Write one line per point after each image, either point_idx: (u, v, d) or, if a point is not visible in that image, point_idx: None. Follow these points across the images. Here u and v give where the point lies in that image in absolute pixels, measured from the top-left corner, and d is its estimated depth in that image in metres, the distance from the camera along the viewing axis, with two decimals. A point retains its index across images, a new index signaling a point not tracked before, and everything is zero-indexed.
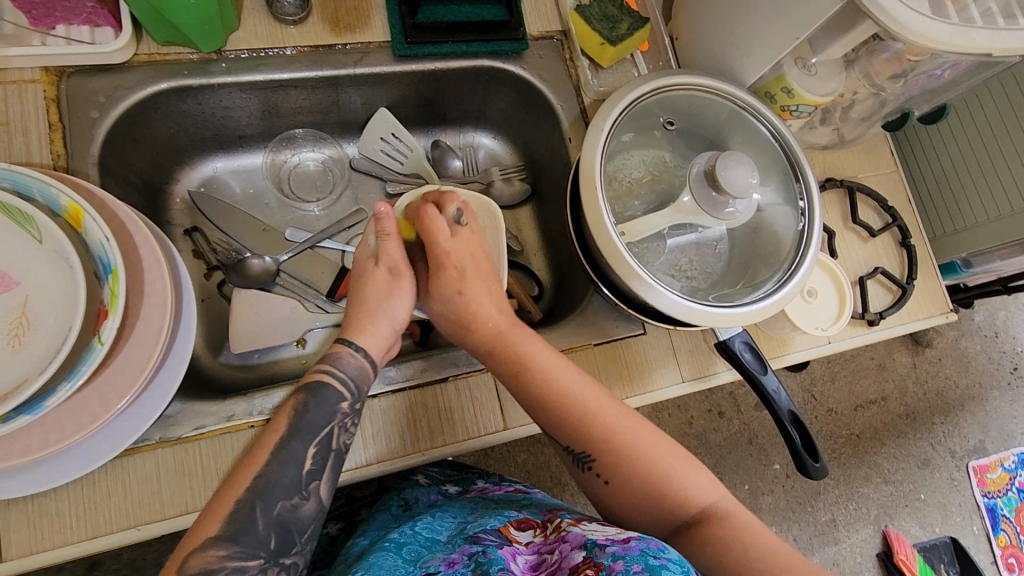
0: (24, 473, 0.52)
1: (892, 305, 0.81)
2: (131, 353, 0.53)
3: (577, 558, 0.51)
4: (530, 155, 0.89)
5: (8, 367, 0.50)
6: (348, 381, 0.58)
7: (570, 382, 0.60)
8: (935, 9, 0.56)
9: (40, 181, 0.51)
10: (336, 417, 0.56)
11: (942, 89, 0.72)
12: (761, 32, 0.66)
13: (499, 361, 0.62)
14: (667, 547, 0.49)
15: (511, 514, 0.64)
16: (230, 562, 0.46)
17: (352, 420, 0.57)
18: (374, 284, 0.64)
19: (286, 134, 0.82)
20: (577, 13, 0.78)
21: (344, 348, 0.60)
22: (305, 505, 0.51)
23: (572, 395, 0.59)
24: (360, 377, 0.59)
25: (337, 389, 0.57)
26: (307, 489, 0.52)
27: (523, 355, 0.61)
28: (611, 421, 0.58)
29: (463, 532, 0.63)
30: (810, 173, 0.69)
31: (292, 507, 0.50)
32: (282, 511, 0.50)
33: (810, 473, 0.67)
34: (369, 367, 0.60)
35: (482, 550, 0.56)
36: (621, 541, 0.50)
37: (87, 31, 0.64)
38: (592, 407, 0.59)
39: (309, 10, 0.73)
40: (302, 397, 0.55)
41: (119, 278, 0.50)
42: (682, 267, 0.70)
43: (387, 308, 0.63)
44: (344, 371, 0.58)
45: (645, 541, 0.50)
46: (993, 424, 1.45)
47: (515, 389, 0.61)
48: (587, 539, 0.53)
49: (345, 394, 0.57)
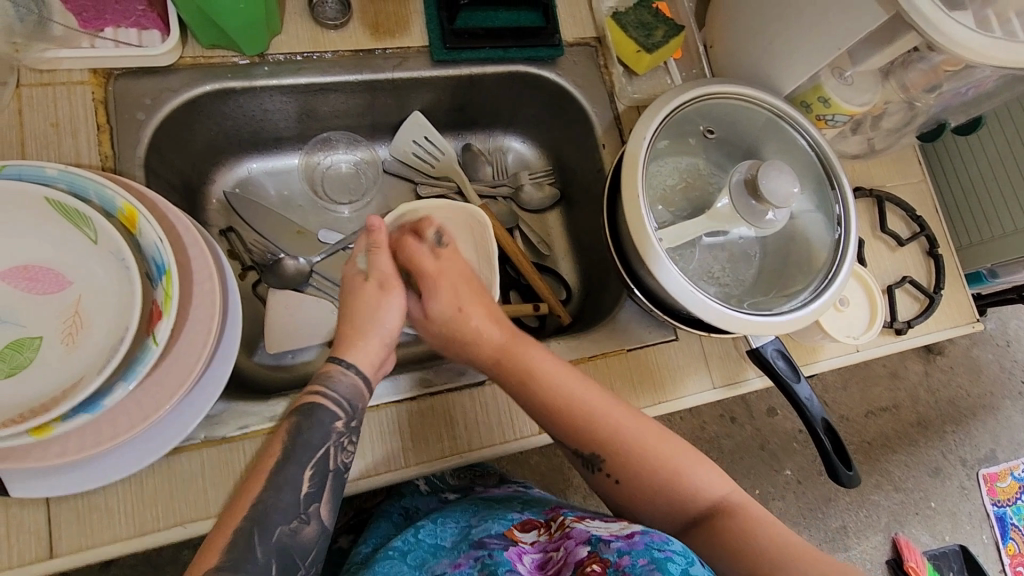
0: (78, 469, 0.53)
1: (920, 314, 0.82)
2: (180, 351, 0.54)
3: (581, 553, 0.52)
4: (560, 160, 0.90)
5: (63, 366, 0.51)
6: (340, 400, 0.55)
7: (575, 387, 0.59)
8: (978, 23, 0.56)
9: (97, 183, 0.51)
10: (332, 436, 0.54)
11: (978, 101, 0.72)
12: (803, 42, 0.66)
13: (501, 369, 0.61)
14: (671, 538, 0.50)
15: (514, 516, 0.64)
16: None
17: (349, 439, 0.55)
18: (366, 304, 0.60)
19: (321, 136, 0.83)
20: (613, 21, 0.79)
21: (337, 365, 0.57)
22: (306, 528, 0.51)
23: (577, 399, 0.59)
24: (355, 395, 0.56)
25: (332, 410, 0.55)
26: (306, 513, 0.51)
27: (526, 362, 0.60)
28: (620, 420, 0.58)
29: (467, 537, 0.63)
30: (846, 181, 0.70)
31: (291, 531, 0.50)
32: (281, 537, 0.49)
33: (843, 481, 0.67)
34: (364, 386, 0.57)
35: (488, 554, 0.57)
36: (625, 536, 0.50)
37: (135, 34, 0.65)
38: (599, 412, 0.58)
39: (349, 15, 0.74)
40: (296, 418, 0.53)
41: (172, 280, 0.51)
42: (714, 274, 0.71)
43: (378, 322, 0.59)
44: (337, 390, 0.55)
45: (649, 534, 0.50)
46: (1004, 433, 1.45)
47: (520, 396, 0.60)
48: (592, 534, 0.53)
49: (340, 414, 0.55)
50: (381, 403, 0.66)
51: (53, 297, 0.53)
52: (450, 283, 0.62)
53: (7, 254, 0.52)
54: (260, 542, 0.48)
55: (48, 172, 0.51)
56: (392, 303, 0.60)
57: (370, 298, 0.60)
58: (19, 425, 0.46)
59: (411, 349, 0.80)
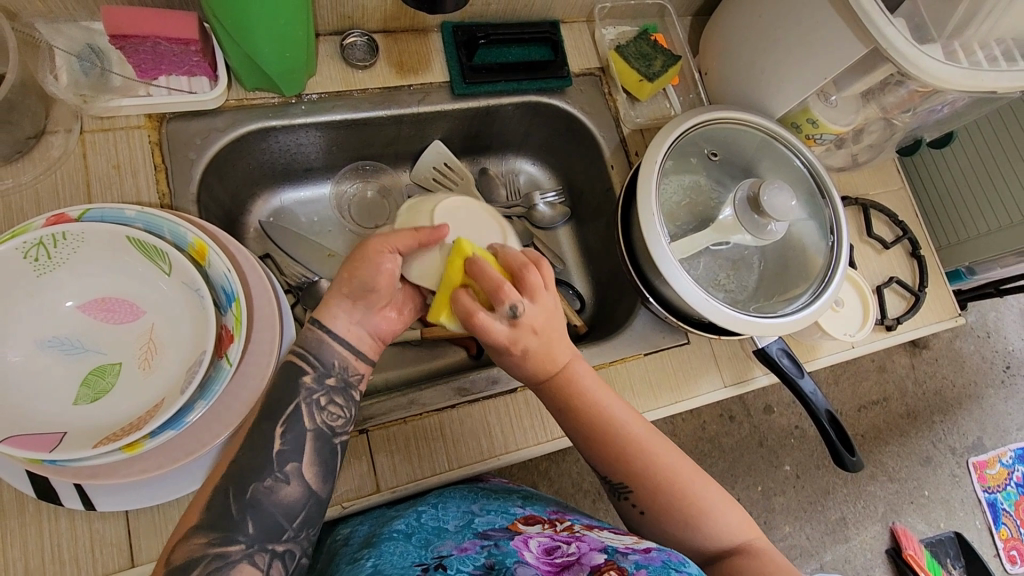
0: (160, 481, 0.58)
1: (907, 311, 0.88)
2: (247, 370, 0.59)
3: (598, 559, 0.53)
4: (569, 180, 0.96)
5: (146, 388, 0.56)
6: (314, 357, 0.58)
7: (617, 423, 0.63)
8: (947, 56, 0.64)
9: (171, 221, 0.57)
10: (303, 393, 0.56)
11: (948, 118, 0.80)
12: (792, 73, 0.74)
13: (546, 398, 0.64)
14: (687, 559, 0.52)
15: (517, 511, 0.67)
16: (211, 547, 0.49)
17: (324, 397, 0.57)
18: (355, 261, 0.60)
19: (353, 165, 0.89)
20: (616, 52, 0.85)
21: (313, 326, 0.59)
22: (284, 488, 0.53)
23: (618, 436, 0.62)
24: (330, 356, 0.58)
25: (304, 367, 0.57)
26: (283, 471, 0.54)
27: (575, 391, 0.63)
28: (657, 461, 0.62)
29: (471, 525, 0.64)
30: (836, 194, 0.77)
31: (268, 489, 0.52)
32: (257, 493, 0.52)
33: (848, 465, 0.74)
34: (341, 347, 0.59)
35: (494, 543, 0.59)
36: (642, 551, 0.53)
37: (185, 81, 0.70)
38: (634, 446, 0.62)
39: (376, 56, 0.80)
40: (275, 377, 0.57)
41: (242, 306, 0.56)
42: (721, 282, 0.77)
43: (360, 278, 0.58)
44: (308, 347, 0.58)
45: (665, 554, 0.53)
46: (990, 421, 1.53)
47: (565, 420, 0.64)
48: (608, 546, 0.55)
49: (309, 368, 0.57)
50: (424, 411, 0.71)
51: (128, 326, 0.59)
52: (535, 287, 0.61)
53: (84, 288, 0.57)
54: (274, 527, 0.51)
55: (128, 213, 0.56)
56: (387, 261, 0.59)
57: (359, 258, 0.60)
58: (113, 442, 0.50)
59: (439, 361, 0.85)
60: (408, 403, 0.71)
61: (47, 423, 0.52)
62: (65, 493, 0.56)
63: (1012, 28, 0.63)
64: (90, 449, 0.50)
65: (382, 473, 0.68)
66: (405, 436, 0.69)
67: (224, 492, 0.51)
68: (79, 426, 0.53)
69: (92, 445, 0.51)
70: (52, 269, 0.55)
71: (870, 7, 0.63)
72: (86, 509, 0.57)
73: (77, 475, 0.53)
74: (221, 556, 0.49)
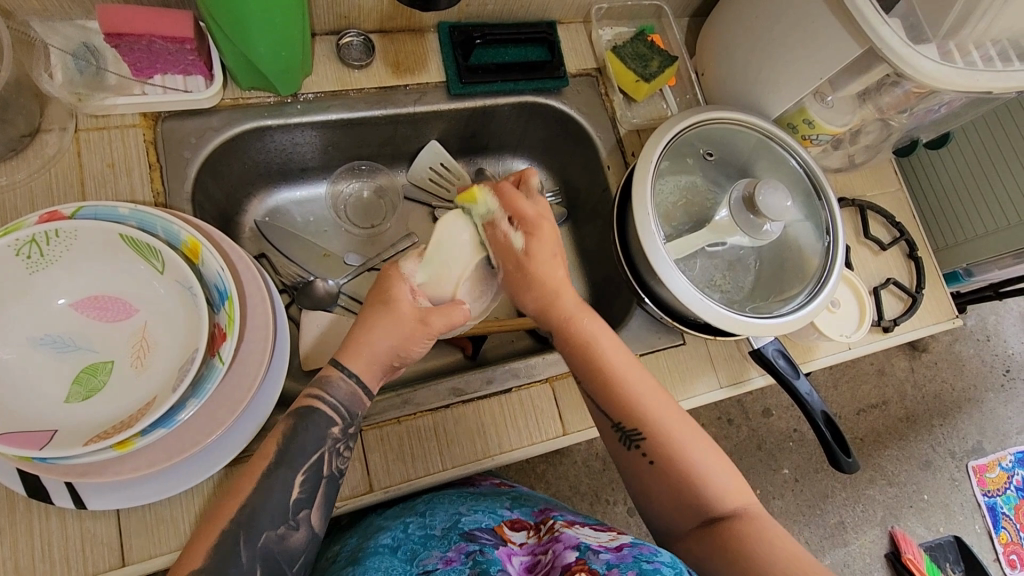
0: (150, 481, 0.58)
1: (904, 312, 0.88)
2: (240, 369, 0.59)
3: (569, 558, 0.53)
4: (566, 182, 0.96)
5: (138, 387, 0.56)
6: (339, 406, 0.58)
7: (632, 364, 0.64)
8: (943, 56, 0.64)
9: (163, 219, 0.56)
10: (327, 443, 0.57)
11: (945, 119, 0.80)
12: (788, 72, 0.74)
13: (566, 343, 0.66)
14: (660, 550, 0.51)
15: (504, 513, 0.67)
16: None
17: (344, 445, 0.58)
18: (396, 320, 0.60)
19: (351, 165, 0.89)
20: (613, 54, 0.86)
21: (337, 370, 0.59)
22: (294, 534, 0.53)
23: (632, 381, 0.63)
24: (352, 402, 0.59)
25: (330, 416, 0.57)
26: (295, 519, 0.54)
27: (592, 335, 0.65)
28: (667, 410, 0.62)
29: (456, 527, 0.63)
30: (831, 194, 0.77)
31: (278, 537, 0.52)
32: (268, 542, 0.52)
33: (843, 467, 0.73)
34: (361, 392, 0.59)
35: (479, 549, 0.58)
36: (614, 549, 0.52)
37: (181, 80, 0.70)
38: (648, 393, 0.62)
39: (372, 55, 0.80)
40: (292, 422, 0.56)
41: (235, 304, 0.55)
42: (717, 282, 0.77)
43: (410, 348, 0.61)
44: (335, 396, 0.58)
45: (637, 548, 0.52)
46: (989, 424, 1.52)
47: (579, 363, 0.65)
48: (581, 542, 0.55)
49: (337, 419, 0.58)
50: (419, 411, 0.71)
51: (121, 324, 0.58)
52: (549, 228, 0.67)
53: (77, 286, 0.57)
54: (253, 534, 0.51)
55: (121, 211, 0.56)
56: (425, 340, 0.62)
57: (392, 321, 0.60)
58: (103, 440, 0.50)
59: (434, 363, 0.85)
60: (402, 403, 0.70)
61: (38, 421, 0.52)
62: (55, 491, 0.56)
63: (1008, 27, 0.63)
64: (80, 447, 0.50)
65: (375, 473, 0.67)
66: (398, 436, 0.69)
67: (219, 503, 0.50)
68: (70, 424, 0.53)
69: (83, 443, 0.50)
70: (45, 266, 0.55)
71: (865, 8, 0.63)
72: (76, 508, 0.57)
73: (66, 474, 0.53)
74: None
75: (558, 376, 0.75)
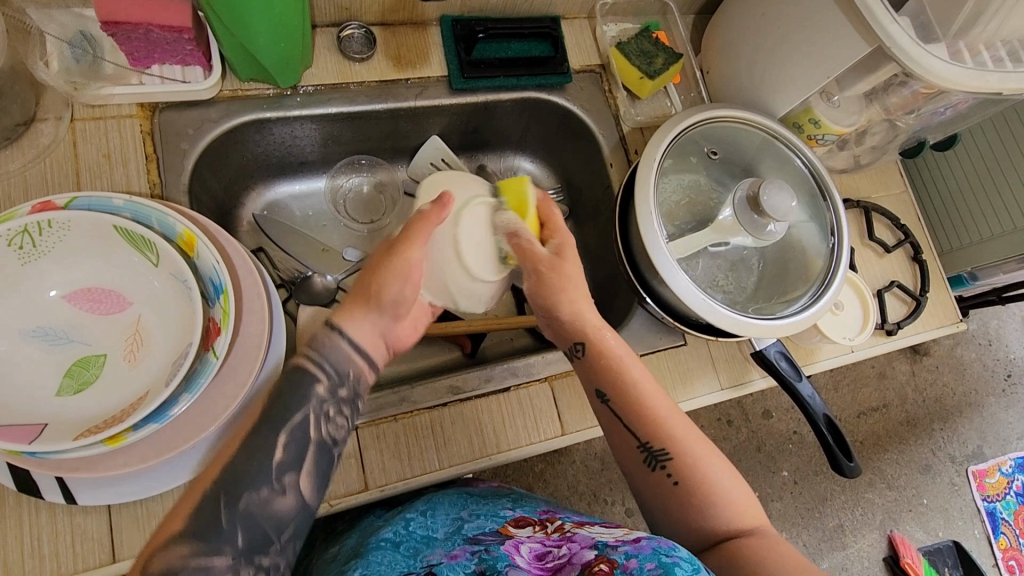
0: (142, 477, 0.57)
1: (908, 316, 0.87)
2: (235, 364, 0.58)
3: (588, 555, 0.52)
4: (567, 179, 0.95)
5: (131, 382, 0.56)
6: (331, 369, 0.54)
7: (655, 385, 0.64)
8: (953, 55, 0.63)
9: (159, 211, 0.55)
10: (312, 402, 0.52)
11: (952, 120, 0.80)
12: (794, 72, 0.73)
13: (601, 361, 0.64)
14: (678, 545, 0.49)
15: (507, 514, 0.66)
16: (193, 560, 0.45)
17: (334, 409, 0.54)
18: (377, 263, 0.58)
19: (350, 159, 0.88)
20: (617, 50, 0.84)
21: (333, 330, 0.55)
22: (280, 500, 0.49)
23: (658, 403, 0.62)
24: (345, 364, 0.55)
25: (314, 374, 0.53)
26: (280, 483, 0.49)
27: (621, 354, 0.65)
28: (690, 429, 0.61)
29: (460, 531, 0.63)
30: (836, 195, 0.76)
31: (263, 500, 0.48)
32: (252, 505, 0.48)
33: (845, 472, 0.72)
34: (357, 355, 0.55)
35: (484, 549, 0.58)
36: (632, 541, 0.51)
37: (179, 70, 0.70)
38: (675, 414, 0.62)
39: (374, 49, 0.79)
40: (282, 381, 0.53)
41: (230, 298, 0.54)
42: (720, 283, 0.76)
43: (384, 288, 0.57)
44: (330, 360, 0.54)
45: (655, 540, 0.50)
46: (990, 429, 1.51)
47: (610, 381, 0.64)
48: (598, 540, 0.54)
49: (323, 378, 0.53)
50: (416, 409, 0.70)
51: (115, 317, 0.58)
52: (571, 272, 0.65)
53: (69, 279, 0.56)
54: (228, 513, 0.47)
55: (115, 203, 0.55)
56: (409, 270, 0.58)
57: (386, 261, 0.58)
58: (94, 435, 0.49)
59: (432, 361, 0.84)
60: (399, 400, 0.70)
61: (28, 415, 0.51)
62: (46, 486, 0.55)
63: (1017, 28, 0.62)
64: (69, 442, 0.49)
65: (371, 471, 0.67)
66: (396, 433, 0.68)
67: (211, 495, 0.47)
68: (60, 418, 0.52)
69: (73, 438, 0.50)
70: (36, 258, 0.54)
71: (874, 5, 0.62)
72: (67, 502, 0.56)
73: (57, 468, 0.52)
74: (203, 569, 0.45)
75: (556, 376, 0.74)
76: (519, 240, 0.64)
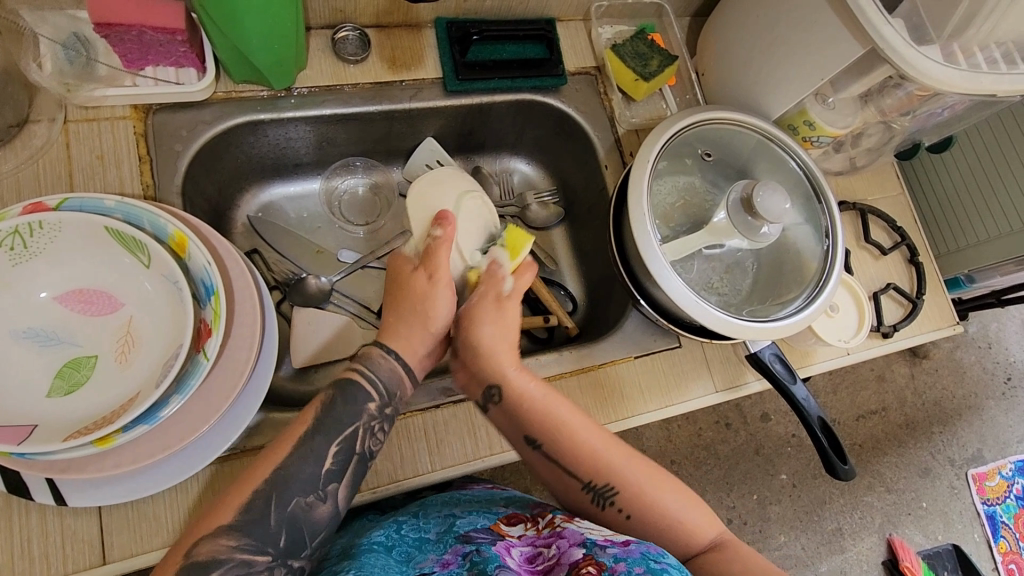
0: (132, 479, 0.57)
1: (905, 318, 0.87)
2: (226, 366, 0.57)
3: (576, 555, 0.51)
4: (563, 180, 0.95)
5: (122, 383, 0.55)
6: (378, 383, 0.60)
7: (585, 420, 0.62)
8: (947, 57, 0.63)
9: (151, 213, 0.55)
10: (363, 418, 0.58)
11: (947, 122, 0.80)
12: (788, 74, 0.73)
13: (524, 408, 0.62)
14: (667, 552, 0.50)
15: (499, 511, 0.66)
16: (237, 553, 0.50)
17: (379, 424, 0.59)
18: (409, 287, 0.64)
19: (345, 161, 0.88)
20: (612, 51, 0.85)
21: (379, 349, 0.62)
22: (319, 507, 0.55)
23: (592, 442, 0.61)
24: (393, 382, 0.61)
25: (368, 391, 0.59)
26: (323, 491, 0.55)
27: (544, 398, 0.62)
28: (629, 460, 0.61)
29: (452, 531, 0.63)
30: (831, 197, 0.76)
31: (306, 505, 0.54)
32: (296, 508, 0.54)
33: (840, 474, 0.72)
34: (402, 373, 0.61)
35: (476, 550, 0.57)
36: (621, 544, 0.51)
37: (172, 72, 0.70)
38: (611, 449, 0.61)
39: (368, 50, 0.79)
40: (332, 392, 0.58)
41: (221, 299, 0.54)
42: (715, 285, 0.76)
43: (435, 314, 0.63)
44: (375, 373, 0.60)
45: (645, 546, 0.51)
46: (990, 433, 1.51)
47: (538, 431, 0.61)
48: (586, 538, 0.53)
49: (374, 395, 0.60)
50: (409, 410, 0.70)
51: (106, 318, 0.58)
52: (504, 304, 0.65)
53: (59, 280, 0.56)
54: (267, 512, 0.52)
55: (106, 203, 0.55)
56: (444, 296, 0.63)
57: (417, 287, 0.63)
58: (83, 436, 0.49)
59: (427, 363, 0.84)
60: None
61: (18, 416, 0.51)
62: (36, 488, 0.55)
63: (1012, 29, 0.62)
64: (58, 443, 0.49)
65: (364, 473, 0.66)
66: (388, 435, 0.68)
67: (261, 496, 0.53)
68: (50, 419, 0.52)
69: (62, 439, 0.49)
70: (27, 258, 0.54)
71: (867, 7, 0.62)
72: (57, 504, 0.56)
73: (47, 470, 0.52)
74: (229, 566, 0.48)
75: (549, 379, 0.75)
76: (494, 266, 0.66)
